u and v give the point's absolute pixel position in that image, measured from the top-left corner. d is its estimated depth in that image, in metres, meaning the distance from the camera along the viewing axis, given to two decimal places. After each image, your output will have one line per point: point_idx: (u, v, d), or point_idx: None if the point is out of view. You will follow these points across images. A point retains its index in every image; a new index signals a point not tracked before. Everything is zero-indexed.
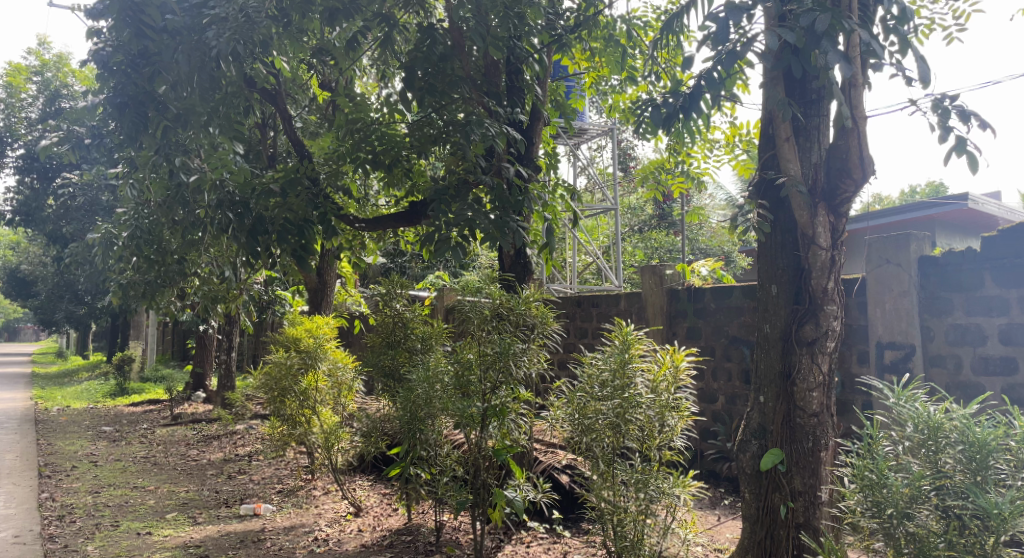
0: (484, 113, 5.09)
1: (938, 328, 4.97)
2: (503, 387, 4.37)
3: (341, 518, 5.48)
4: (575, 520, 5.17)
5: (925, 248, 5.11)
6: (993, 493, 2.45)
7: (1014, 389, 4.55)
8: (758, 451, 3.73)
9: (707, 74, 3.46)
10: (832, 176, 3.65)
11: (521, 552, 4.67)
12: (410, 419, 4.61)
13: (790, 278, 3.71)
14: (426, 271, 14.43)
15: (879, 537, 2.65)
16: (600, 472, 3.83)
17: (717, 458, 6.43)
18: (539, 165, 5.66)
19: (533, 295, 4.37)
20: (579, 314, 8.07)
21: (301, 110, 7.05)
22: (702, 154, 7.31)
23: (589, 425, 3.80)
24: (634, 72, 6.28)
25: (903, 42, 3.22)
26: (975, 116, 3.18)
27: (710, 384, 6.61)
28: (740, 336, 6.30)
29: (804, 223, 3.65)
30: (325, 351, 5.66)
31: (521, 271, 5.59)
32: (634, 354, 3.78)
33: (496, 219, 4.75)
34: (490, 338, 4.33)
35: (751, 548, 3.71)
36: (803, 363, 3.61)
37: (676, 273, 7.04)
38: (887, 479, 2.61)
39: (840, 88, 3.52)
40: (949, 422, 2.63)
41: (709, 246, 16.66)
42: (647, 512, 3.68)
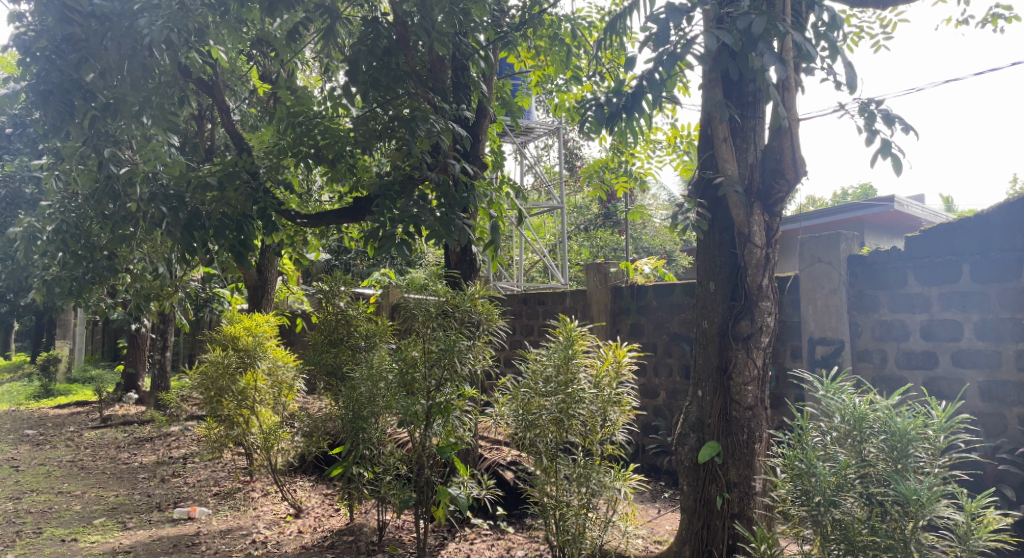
0: (429, 109, 5.04)
1: (865, 324, 5.22)
2: (448, 384, 4.36)
3: (281, 520, 5.37)
4: (519, 516, 5.17)
5: (854, 247, 5.32)
6: (913, 480, 2.58)
7: (935, 381, 4.83)
8: (696, 444, 3.84)
9: (648, 75, 3.53)
10: (767, 176, 3.76)
11: (465, 549, 4.66)
12: (353, 419, 4.54)
13: (727, 275, 3.82)
14: (370, 269, 14.24)
15: (807, 524, 2.77)
16: (543, 467, 3.85)
17: (658, 452, 6.56)
18: (484, 162, 5.71)
19: (478, 293, 4.39)
20: (525, 311, 8.11)
21: (241, 103, 6.91)
22: (645, 155, 7.46)
23: (533, 421, 3.83)
24: (579, 72, 6.34)
25: (833, 48, 3.34)
26: (899, 120, 3.33)
27: (652, 380, 6.74)
28: (681, 332, 6.44)
29: (740, 221, 3.76)
30: (265, 350, 5.54)
31: (466, 268, 5.59)
32: (578, 350, 3.83)
33: (442, 216, 4.73)
34: (434, 335, 4.31)
35: (688, 539, 3.81)
36: (739, 358, 3.72)
37: (620, 271, 7.15)
38: (815, 468, 2.73)
39: (775, 90, 3.64)
40: (873, 413, 2.73)
41: (652, 246, 16.95)
42: (589, 506, 3.73)
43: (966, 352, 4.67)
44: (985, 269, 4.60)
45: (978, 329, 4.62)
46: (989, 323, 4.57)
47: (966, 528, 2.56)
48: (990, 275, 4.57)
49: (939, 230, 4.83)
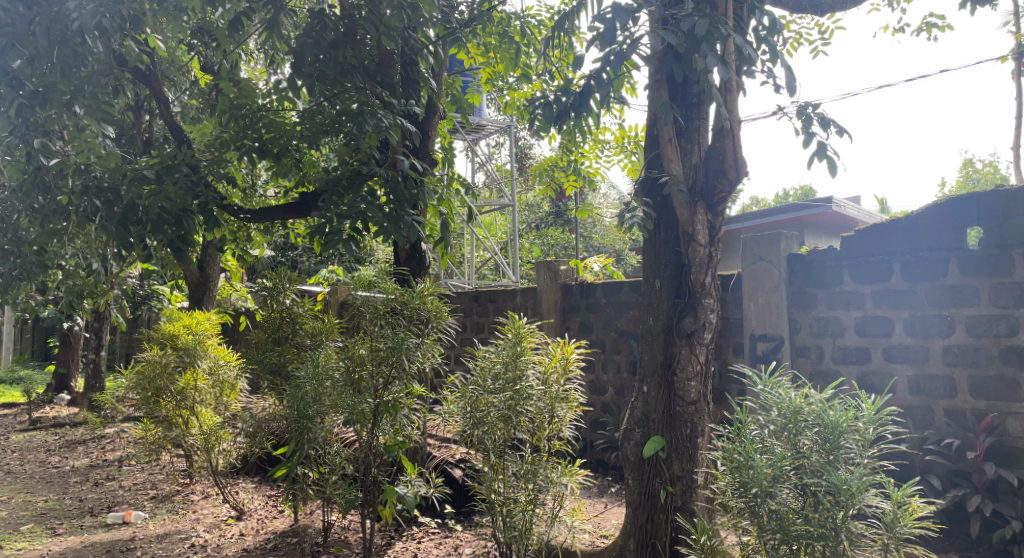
0: (378, 104, 4.99)
1: (803, 321, 5.39)
2: (396, 383, 4.34)
3: (221, 522, 5.24)
4: (467, 514, 5.17)
5: (794, 246, 5.47)
6: (844, 470, 2.67)
7: (868, 376, 5.03)
8: (641, 439, 3.90)
9: (596, 74, 3.56)
10: (710, 176, 3.84)
11: (412, 548, 4.64)
12: (297, 418, 4.46)
13: (672, 273, 3.89)
14: (318, 266, 14.02)
15: (745, 515, 2.86)
16: (491, 464, 3.85)
17: (605, 448, 6.65)
18: (434, 158, 5.69)
19: (427, 290, 4.36)
20: (476, 309, 8.09)
21: (181, 94, 6.54)
22: (593, 155, 7.54)
23: (481, 418, 3.83)
24: (528, 70, 6.36)
25: (773, 52, 3.43)
26: (834, 124, 3.44)
27: (600, 376, 6.82)
28: (629, 329, 6.54)
29: (684, 220, 3.83)
30: (206, 349, 5.41)
31: (415, 265, 5.56)
32: (526, 347, 3.84)
33: (390, 212, 4.69)
34: (382, 333, 4.28)
35: (633, 532, 3.86)
36: (683, 354, 3.79)
37: (569, 269, 7.20)
38: (752, 461, 2.81)
39: (717, 92, 3.71)
40: (807, 406, 2.82)
41: (602, 245, 17.18)
42: (535, 502, 3.75)
43: (897, 348, 4.89)
44: (914, 269, 4.83)
45: (908, 326, 4.85)
46: (918, 320, 4.80)
47: (892, 516, 2.66)
48: (919, 274, 4.80)
49: (872, 231, 5.04)
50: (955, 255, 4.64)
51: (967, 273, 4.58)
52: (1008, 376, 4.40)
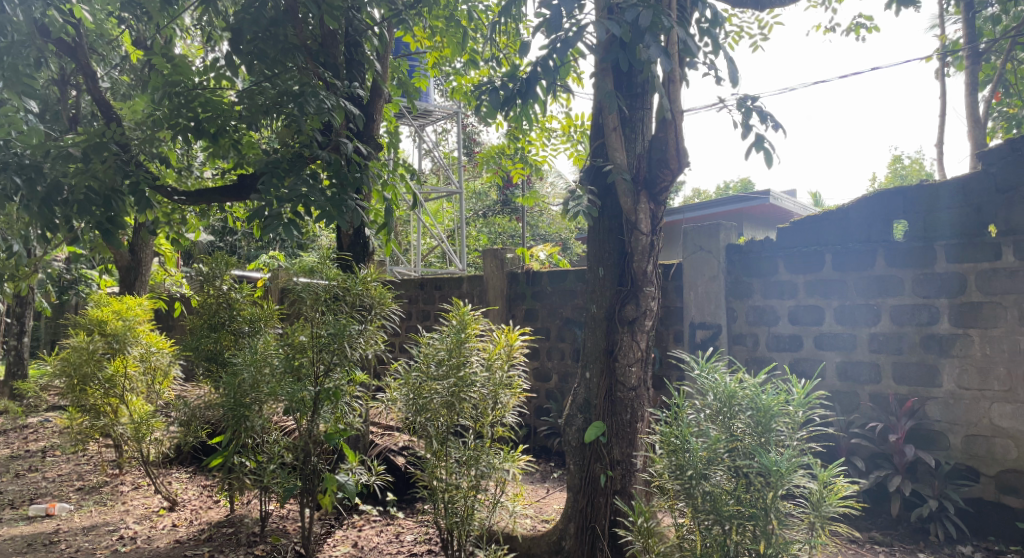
0: (320, 85, 4.88)
1: (740, 309, 5.53)
2: (338, 369, 4.26)
3: (152, 514, 5.08)
4: (409, 501, 5.15)
5: (732, 236, 5.60)
6: (774, 452, 2.77)
7: (799, 362, 5.22)
8: (583, 425, 3.95)
9: (543, 61, 3.56)
10: (653, 166, 3.89)
11: (352, 536, 4.60)
12: (234, 406, 4.33)
13: (615, 261, 3.94)
14: (258, 250, 13.70)
15: (681, 497, 2.94)
16: (433, 451, 3.81)
17: (548, 434, 6.73)
18: (379, 142, 5.60)
19: (370, 276, 4.31)
20: (421, 297, 8.02)
21: (110, 69, 6.24)
22: (540, 143, 7.55)
23: (424, 405, 3.80)
24: (475, 56, 6.31)
25: (715, 44, 3.49)
26: (772, 117, 3.53)
27: (544, 363, 6.88)
28: (573, 317, 6.60)
29: (628, 209, 3.87)
30: (136, 335, 5.19)
31: (359, 251, 5.46)
32: (470, 334, 3.84)
33: (332, 197, 4.59)
34: (324, 319, 4.20)
35: (573, 516, 3.91)
36: (624, 341, 3.85)
37: (516, 257, 7.20)
38: (688, 444, 2.89)
39: (661, 82, 3.76)
40: (741, 390, 2.90)
41: (548, 233, 17.31)
42: (478, 487, 3.76)
43: (827, 336, 5.08)
44: (845, 260, 5.02)
45: (838, 314, 5.04)
46: (847, 309, 5.00)
47: (819, 496, 2.78)
48: (849, 265, 5.00)
49: (806, 223, 5.20)
50: (882, 247, 4.85)
51: (893, 264, 4.79)
52: (928, 362, 4.63)
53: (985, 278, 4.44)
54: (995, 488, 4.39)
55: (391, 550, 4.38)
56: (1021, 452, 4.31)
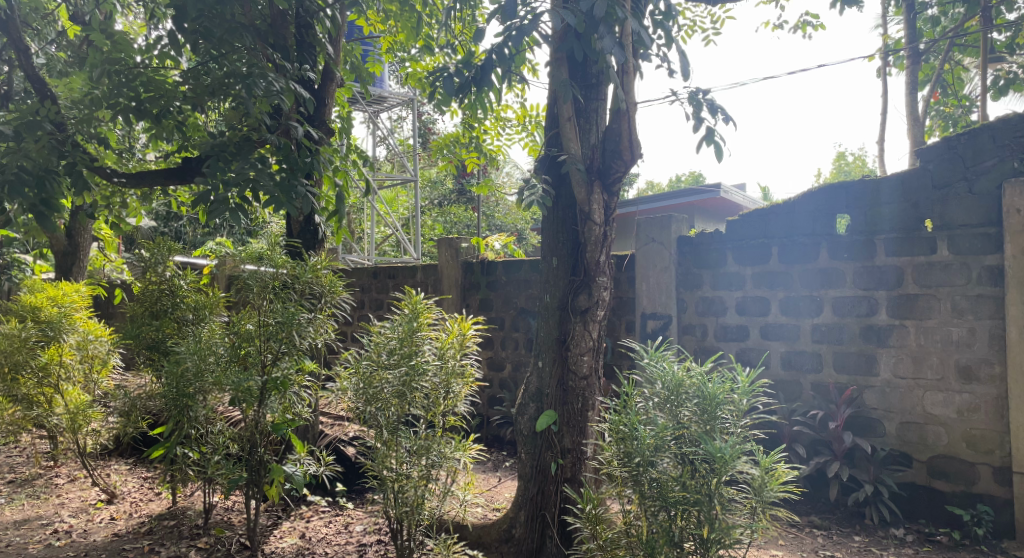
0: (269, 67, 4.74)
1: (690, 300, 5.62)
2: (286, 358, 4.18)
3: (89, 507, 4.91)
4: (359, 492, 5.11)
5: (684, 228, 5.68)
6: (719, 439, 2.83)
7: (746, 352, 5.34)
8: (535, 413, 3.96)
9: (498, 49, 3.53)
10: (607, 157, 3.91)
11: (300, 528, 4.53)
12: (176, 396, 4.20)
13: (568, 251, 3.95)
14: (205, 237, 13.31)
15: (629, 484, 2.98)
16: (383, 441, 3.77)
17: (501, 424, 6.75)
18: (330, 127, 5.47)
19: (321, 264, 4.23)
20: (374, 286, 7.93)
21: (45, 45, 5.96)
22: (495, 132, 7.52)
23: (375, 394, 3.75)
24: (430, 42, 6.23)
25: (669, 36, 3.52)
26: (722, 110, 3.58)
27: (498, 353, 6.89)
28: (527, 307, 6.62)
29: (581, 199, 3.88)
30: (72, 322, 4.99)
31: (309, 238, 5.35)
32: (423, 322, 3.81)
33: (282, 182, 4.49)
34: (271, 308, 4.12)
35: (524, 504, 3.93)
36: (577, 331, 3.87)
37: (470, 246, 7.17)
38: (637, 432, 2.92)
39: (615, 73, 3.77)
40: (689, 378, 2.95)
41: (504, 224, 17.30)
42: (428, 477, 3.74)
43: (773, 326, 5.21)
44: (790, 253, 5.15)
45: (783, 306, 5.17)
46: (792, 300, 5.14)
47: (761, 481, 2.85)
48: (794, 258, 5.13)
49: (754, 216, 5.32)
50: (826, 240, 4.98)
51: (837, 257, 4.94)
52: (867, 352, 4.79)
53: (921, 271, 4.60)
54: (927, 473, 4.56)
55: (339, 540, 4.34)
56: (950, 439, 4.47)
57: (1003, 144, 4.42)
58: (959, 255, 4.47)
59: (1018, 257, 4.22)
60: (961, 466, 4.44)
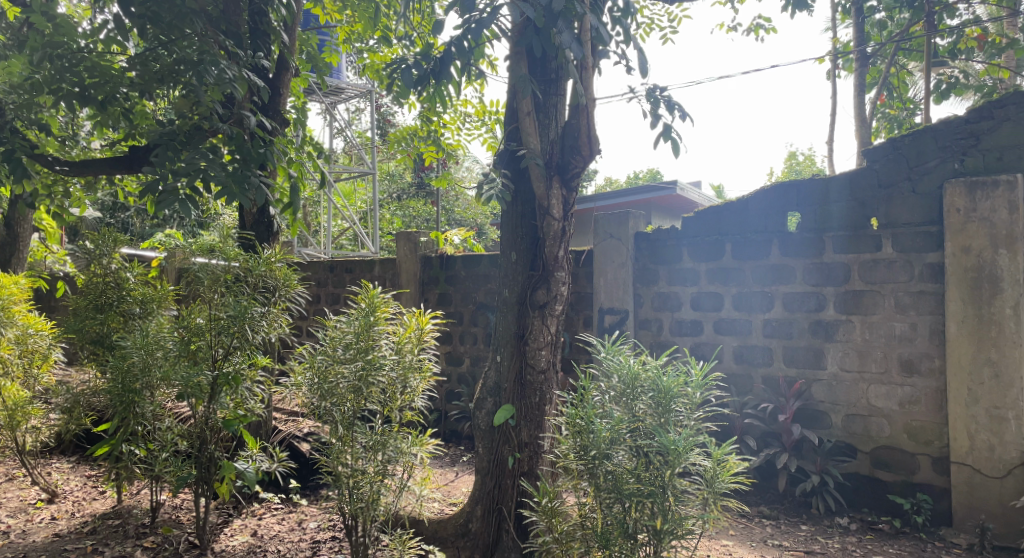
0: (221, 54, 4.59)
1: (646, 295, 5.69)
2: (238, 353, 4.09)
3: (28, 507, 4.72)
4: (313, 488, 5.04)
5: (641, 224, 5.74)
6: (673, 432, 2.86)
7: (700, 346, 5.42)
8: (492, 408, 3.95)
9: (457, 41, 3.49)
10: (566, 152, 3.92)
11: (251, 525, 4.45)
12: (121, 392, 4.08)
13: (527, 245, 3.95)
14: (153, 228, 12.92)
15: (585, 477, 3.01)
16: (338, 436, 3.71)
17: (459, 418, 6.73)
18: (285, 118, 5.36)
19: (275, 257, 4.14)
20: (331, 280, 7.80)
21: None
22: (454, 127, 7.48)
23: (330, 389, 3.70)
24: (389, 33, 6.14)
25: (627, 33, 3.53)
26: (679, 108, 3.62)
27: (456, 347, 6.86)
28: (486, 302, 6.60)
29: (540, 194, 3.88)
30: (10, 316, 4.79)
31: (262, 231, 5.23)
32: (380, 317, 3.77)
33: (234, 171, 4.37)
34: (223, 301, 4.02)
35: (481, 499, 3.92)
36: (535, 325, 3.87)
37: (429, 241, 7.11)
38: (593, 425, 2.95)
39: (574, 69, 3.78)
40: (644, 372, 2.98)
41: (463, 218, 17.25)
42: (384, 473, 3.70)
43: (726, 321, 5.31)
44: (744, 249, 5.24)
45: (736, 301, 5.27)
46: (744, 296, 5.23)
47: (712, 473, 2.90)
48: (747, 254, 5.22)
49: (710, 213, 5.40)
50: (778, 237, 5.09)
51: (788, 253, 5.05)
52: (815, 346, 4.91)
53: (867, 268, 4.73)
54: (871, 463, 4.71)
55: (293, 538, 4.27)
56: (893, 430, 4.61)
57: (945, 144, 4.56)
58: (903, 253, 4.61)
59: (957, 255, 4.36)
60: (903, 457, 4.59)
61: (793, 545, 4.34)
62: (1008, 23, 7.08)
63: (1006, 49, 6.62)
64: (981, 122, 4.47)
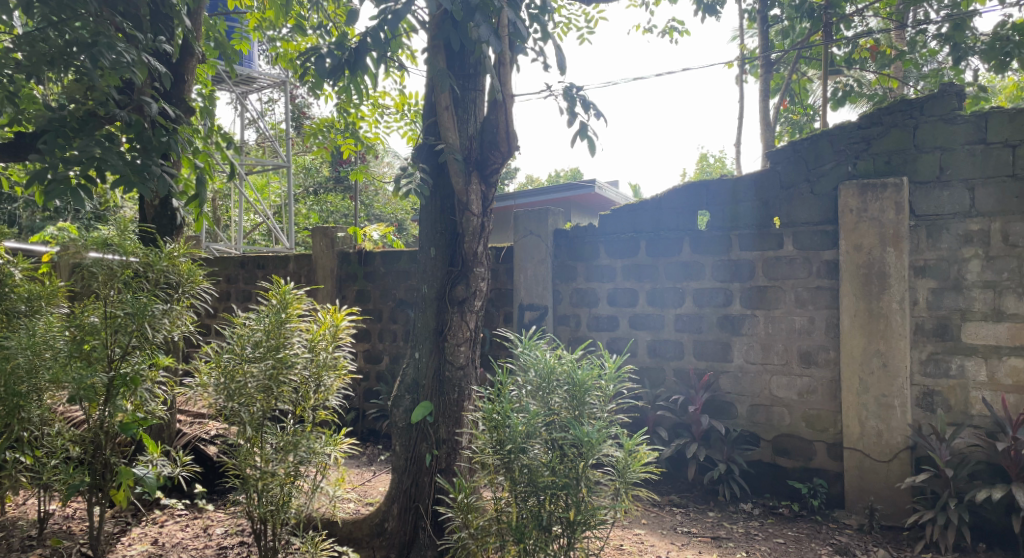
0: (117, 36, 4.30)
1: (565, 291, 5.77)
2: (137, 353, 3.86)
3: None
4: (220, 493, 4.86)
5: (560, 222, 5.81)
6: (586, 424, 2.91)
7: (616, 341, 5.55)
8: (410, 406, 3.89)
9: (373, 32, 3.42)
10: (484, 147, 3.90)
11: (152, 533, 4.24)
12: (4, 397, 3.76)
13: (446, 241, 3.93)
14: (45, 221, 12.03)
15: (500, 471, 3.01)
16: (246, 438, 3.57)
17: (377, 417, 6.64)
18: (190, 106, 5.11)
19: (177, 251, 3.95)
20: (242, 276, 7.51)
21: None
22: (372, 119, 7.34)
23: (238, 390, 3.55)
24: (303, 22, 5.95)
25: (544, 30, 3.55)
26: (594, 107, 3.68)
27: (375, 345, 6.75)
28: (406, 299, 6.52)
29: (459, 189, 3.86)
30: None
31: (165, 225, 4.96)
32: (292, 314, 3.64)
33: (134, 161, 4.14)
34: (120, 299, 3.79)
35: (397, 497, 3.86)
36: (453, 321, 3.86)
37: (347, 236, 6.96)
38: (509, 419, 2.96)
39: (491, 64, 3.77)
40: (559, 365, 3.02)
41: (383, 214, 17.00)
42: (295, 475, 3.57)
43: (640, 316, 5.45)
44: (658, 246, 5.39)
45: (650, 297, 5.42)
46: (658, 292, 5.39)
47: (624, 463, 2.96)
48: (661, 251, 5.37)
49: (625, 211, 5.52)
50: (689, 235, 5.27)
51: (699, 250, 5.23)
52: (722, 339, 5.11)
53: (770, 264, 4.96)
54: (773, 451, 4.94)
55: (197, 545, 4.10)
56: (793, 419, 4.86)
57: (840, 149, 4.83)
58: (803, 250, 4.85)
59: (850, 252, 4.62)
60: (802, 444, 4.84)
61: (700, 531, 4.50)
62: (897, 36, 7.55)
63: (895, 61, 7.05)
64: (871, 128, 4.75)
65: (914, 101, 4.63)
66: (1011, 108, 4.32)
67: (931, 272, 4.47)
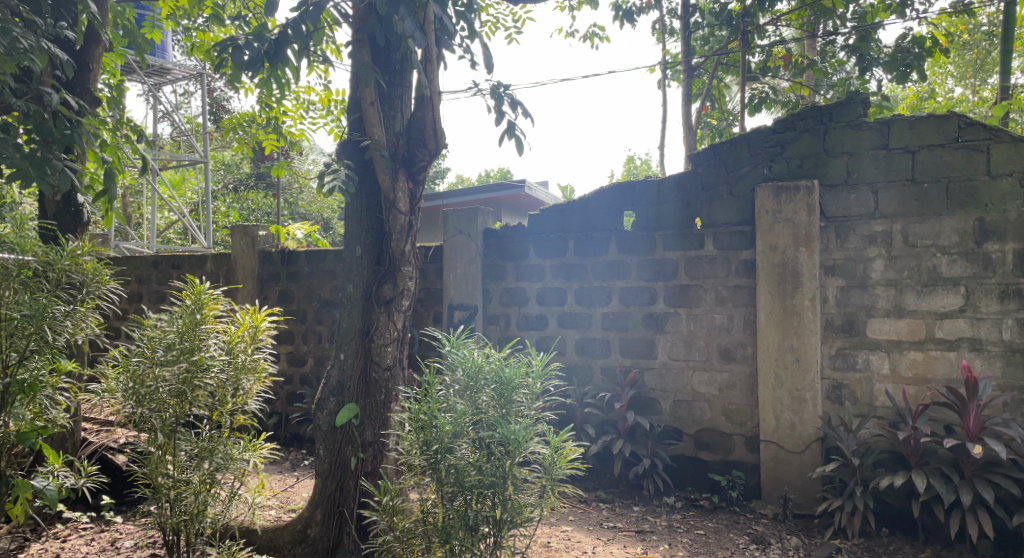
0: (12, 19, 4.00)
1: (494, 291, 5.77)
2: (36, 357, 3.61)
3: None
4: (129, 503, 4.63)
5: (489, 221, 5.80)
6: (514, 422, 2.91)
7: (545, 340, 5.59)
8: (334, 408, 3.78)
9: (295, 24, 3.32)
10: (411, 145, 3.84)
11: (54, 549, 3.98)
12: None
13: (372, 240, 3.84)
14: None
15: (427, 472, 2.98)
16: (158, 445, 3.38)
17: (300, 421, 6.47)
18: (96, 97, 4.85)
19: (81, 249, 3.73)
20: (155, 276, 7.16)
21: None
22: (297, 115, 7.14)
23: (148, 395, 3.36)
24: (220, 12, 5.71)
25: (470, 27, 3.54)
26: (522, 106, 3.68)
27: (299, 347, 6.57)
28: (331, 299, 6.37)
29: (386, 187, 3.79)
30: None
31: (68, 221, 4.67)
32: (207, 315, 3.49)
33: (31, 154, 3.86)
34: (16, 300, 3.54)
35: (321, 502, 3.76)
36: (380, 321, 3.79)
37: (268, 235, 6.74)
38: (436, 420, 2.92)
39: (418, 60, 3.72)
40: (487, 364, 3.00)
41: (308, 212, 16.57)
42: (211, 482, 3.42)
43: (569, 315, 5.50)
44: (585, 246, 5.46)
45: (578, 296, 5.48)
46: (586, 291, 5.46)
47: (550, 460, 2.98)
48: (588, 251, 5.44)
49: (554, 211, 5.57)
50: (616, 235, 5.36)
51: (625, 250, 5.33)
52: (647, 337, 5.22)
53: (692, 264, 5.10)
54: (694, 445, 5.09)
55: None
56: (713, 413, 5.01)
57: (757, 152, 5.01)
58: (722, 250, 5.01)
59: (766, 252, 4.80)
60: (722, 437, 4.99)
61: (625, 526, 4.58)
62: (809, 46, 7.91)
63: (806, 70, 7.38)
64: (785, 133, 4.95)
65: (824, 108, 4.86)
66: (910, 116, 4.59)
67: (839, 271, 4.70)
